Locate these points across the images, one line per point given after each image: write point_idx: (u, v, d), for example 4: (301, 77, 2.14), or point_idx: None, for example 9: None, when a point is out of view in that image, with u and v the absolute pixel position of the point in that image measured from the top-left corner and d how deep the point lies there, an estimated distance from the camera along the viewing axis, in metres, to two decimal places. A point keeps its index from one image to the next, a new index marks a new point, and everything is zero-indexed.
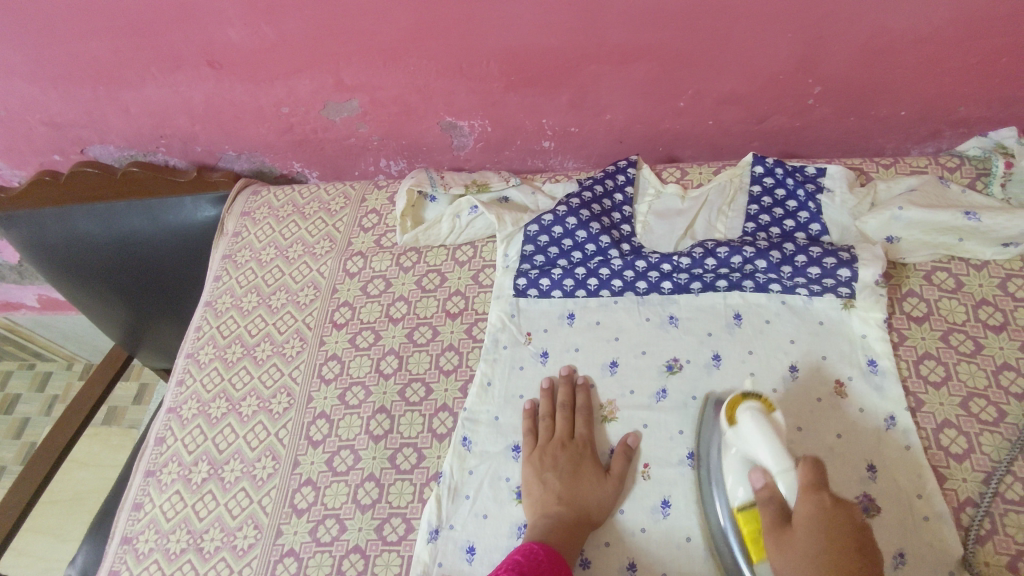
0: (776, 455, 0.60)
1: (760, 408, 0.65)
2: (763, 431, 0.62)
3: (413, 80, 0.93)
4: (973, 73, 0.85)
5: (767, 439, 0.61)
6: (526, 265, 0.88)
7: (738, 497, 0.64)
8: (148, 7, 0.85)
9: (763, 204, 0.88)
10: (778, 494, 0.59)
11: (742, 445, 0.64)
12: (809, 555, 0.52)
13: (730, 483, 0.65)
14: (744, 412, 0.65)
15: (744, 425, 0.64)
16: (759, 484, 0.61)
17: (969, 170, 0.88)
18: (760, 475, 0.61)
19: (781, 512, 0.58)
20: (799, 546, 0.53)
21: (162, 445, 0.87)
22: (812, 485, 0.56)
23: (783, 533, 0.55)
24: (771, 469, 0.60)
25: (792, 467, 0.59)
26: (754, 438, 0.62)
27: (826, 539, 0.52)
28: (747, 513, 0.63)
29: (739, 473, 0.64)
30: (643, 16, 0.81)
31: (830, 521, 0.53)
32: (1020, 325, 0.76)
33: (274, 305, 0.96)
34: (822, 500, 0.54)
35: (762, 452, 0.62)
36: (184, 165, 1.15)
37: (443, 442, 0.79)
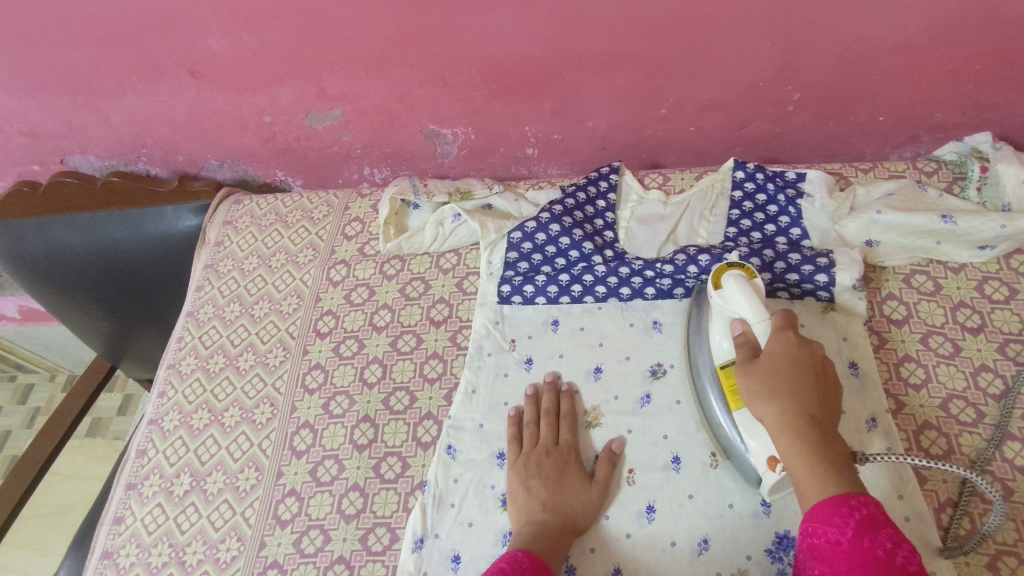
0: (753, 308, 0.66)
1: (743, 274, 0.69)
2: (746, 293, 0.67)
3: (396, 88, 0.93)
4: (948, 79, 0.86)
5: (746, 294, 0.67)
6: (510, 272, 0.88)
7: (721, 351, 0.69)
8: (127, 17, 0.85)
9: (744, 209, 0.89)
10: (753, 339, 0.65)
11: (727, 307, 0.69)
12: (773, 378, 0.60)
13: (715, 339, 0.70)
14: (728, 278, 0.69)
15: (727, 289, 0.69)
16: (738, 331, 0.67)
17: (946, 174, 0.90)
18: (738, 326, 0.67)
19: (751, 349, 0.65)
20: (766, 373, 0.60)
21: (143, 457, 0.86)
22: (783, 325, 0.63)
23: (753, 364, 0.63)
24: (748, 319, 0.66)
25: (768, 318, 0.65)
26: (736, 298, 0.68)
27: (788, 365, 0.60)
28: (727, 369, 0.69)
29: (721, 326, 0.70)
30: (624, 25, 0.82)
31: (792, 352, 0.61)
32: (998, 327, 0.77)
33: (257, 314, 0.95)
34: (788, 337, 0.62)
35: (743, 310, 0.67)
36: (166, 175, 1.14)
37: (428, 451, 0.79)
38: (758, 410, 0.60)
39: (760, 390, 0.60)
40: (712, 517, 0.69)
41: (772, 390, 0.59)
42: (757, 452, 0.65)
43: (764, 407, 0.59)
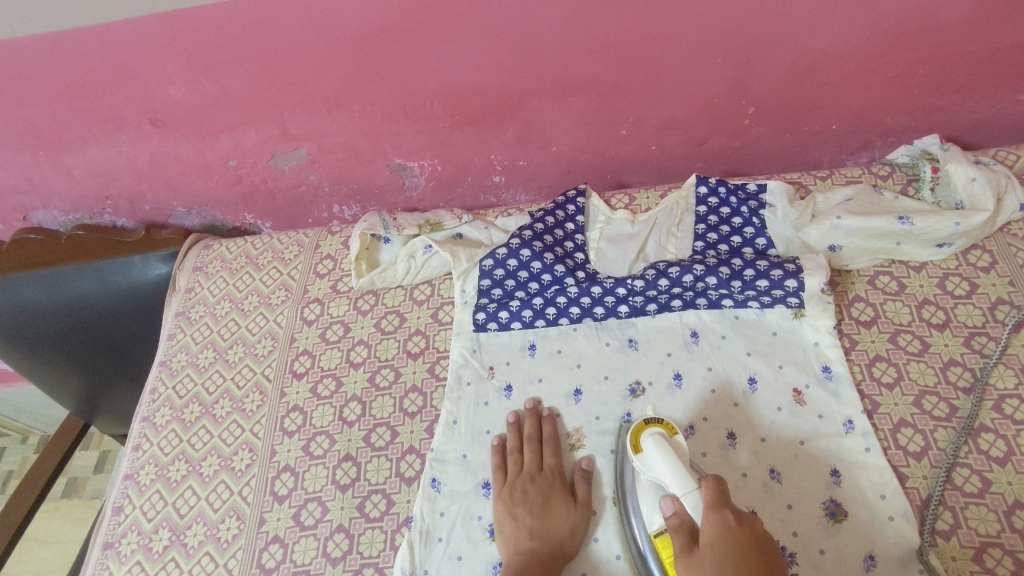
0: (681, 480, 0.60)
1: (663, 433, 0.66)
2: (665, 454, 0.63)
3: (360, 125, 0.94)
4: (894, 85, 0.89)
5: (670, 461, 0.62)
6: (484, 299, 0.88)
7: (654, 524, 0.64)
8: (84, 72, 0.85)
9: (709, 223, 0.91)
10: (688, 519, 0.57)
11: (652, 473, 0.64)
12: (718, 569, 0.51)
13: (646, 510, 0.66)
14: (649, 440, 0.65)
15: (649, 453, 0.64)
16: (670, 513, 0.59)
17: (900, 177, 0.93)
18: (669, 504, 0.59)
19: (691, 535, 0.55)
20: (709, 567, 0.51)
21: (119, 514, 0.84)
22: (717, 502, 0.56)
23: (692, 556, 0.53)
24: (676, 492, 0.60)
25: (696, 489, 0.60)
26: (661, 465, 0.62)
27: (732, 554, 0.52)
28: (662, 538, 0.63)
29: (651, 502, 0.65)
30: (579, 51, 0.84)
31: (729, 527, 0.54)
32: (962, 321, 0.79)
33: (231, 360, 0.94)
34: (726, 518, 0.54)
35: (666, 477, 0.62)
36: (132, 224, 1.13)
37: (412, 485, 0.78)
38: None
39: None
40: None
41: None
42: None
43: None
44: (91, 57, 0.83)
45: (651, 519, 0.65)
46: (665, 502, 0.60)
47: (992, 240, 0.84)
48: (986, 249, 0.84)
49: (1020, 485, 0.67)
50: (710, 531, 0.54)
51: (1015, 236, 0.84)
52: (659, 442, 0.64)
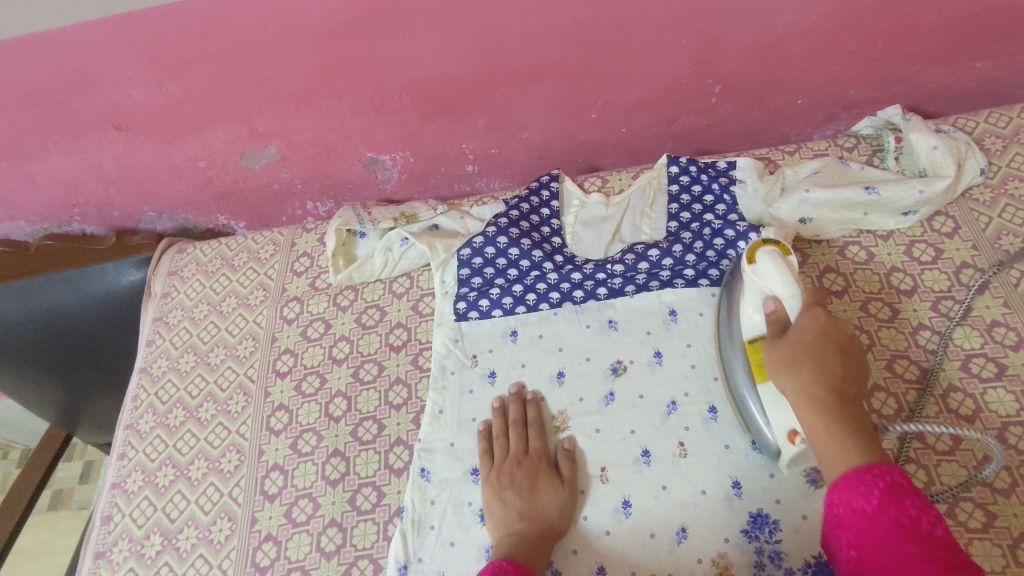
0: (787, 286, 0.65)
1: (779, 252, 0.67)
2: (781, 273, 0.66)
3: (329, 120, 0.93)
4: (855, 58, 0.91)
5: (784, 274, 0.65)
6: (464, 289, 0.89)
7: (751, 324, 0.69)
8: (42, 78, 0.83)
9: (682, 202, 0.92)
10: (783, 315, 0.65)
11: (762, 285, 0.67)
12: (800, 351, 0.63)
13: (744, 310, 0.69)
14: (762, 256, 0.67)
15: (762, 270, 0.67)
16: (769, 310, 0.66)
17: (865, 148, 0.95)
18: (771, 304, 0.66)
19: (782, 324, 0.65)
20: (793, 345, 0.63)
21: (109, 523, 0.83)
22: (812, 302, 0.65)
23: (782, 337, 0.64)
24: (781, 298, 0.65)
25: (801, 293, 0.65)
26: (774, 277, 0.66)
27: (813, 339, 0.63)
28: (754, 344, 0.68)
29: (753, 300, 0.68)
30: (543, 37, 0.84)
31: (822, 329, 0.63)
32: (929, 286, 0.81)
33: (213, 362, 0.94)
34: (818, 314, 0.64)
35: (777, 285, 0.66)
36: (103, 232, 1.11)
37: (401, 477, 0.79)
38: (783, 381, 0.63)
39: (791, 399, 0.62)
40: (687, 505, 0.71)
41: (798, 364, 0.62)
42: (775, 423, 0.66)
43: (791, 379, 0.62)
44: (48, 63, 0.81)
45: (750, 318, 0.69)
46: (769, 303, 0.66)
47: (955, 206, 0.87)
48: (950, 215, 0.86)
49: (988, 441, 0.70)
50: (803, 325, 0.64)
51: (976, 201, 0.87)
52: (776, 260, 0.66)
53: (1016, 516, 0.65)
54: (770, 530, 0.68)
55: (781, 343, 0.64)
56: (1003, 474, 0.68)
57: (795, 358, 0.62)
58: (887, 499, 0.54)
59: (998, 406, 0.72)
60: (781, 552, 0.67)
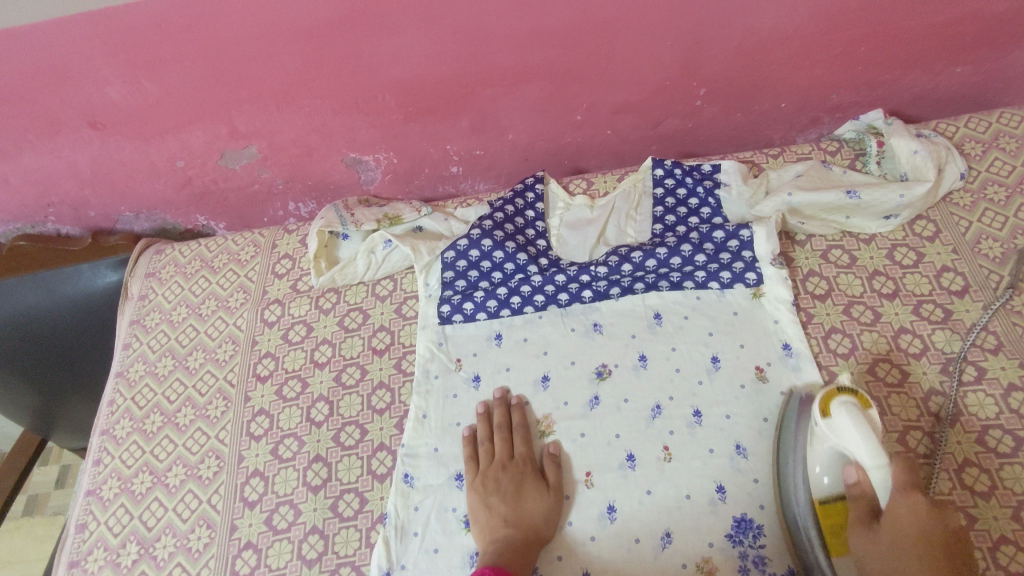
0: (872, 454, 0.59)
1: (856, 404, 0.62)
2: (862, 432, 0.60)
3: (311, 120, 0.92)
4: (838, 62, 0.91)
5: (866, 434, 0.59)
6: (448, 291, 0.88)
7: (821, 486, 0.64)
8: (13, 75, 0.81)
9: (667, 205, 0.91)
10: (869, 488, 0.61)
11: (838, 440, 0.61)
12: (898, 547, 0.58)
13: (816, 471, 0.64)
14: (841, 408, 0.61)
15: (840, 425, 0.61)
16: (853, 479, 0.62)
17: (848, 152, 0.95)
18: (853, 472, 0.62)
19: (868, 505, 0.61)
20: (886, 546, 0.58)
21: (84, 531, 0.81)
22: (903, 464, 0.60)
23: (869, 531, 0.60)
24: (865, 466, 0.59)
25: (889, 465, 0.59)
26: (852, 437, 0.60)
27: (914, 530, 0.58)
28: (829, 505, 0.64)
29: (826, 463, 0.63)
30: (529, 38, 0.84)
31: (921, 512, 0.58)
32: (910, 290, 0.82)
33: (191, 367, 0.92)
34: (918, 502, 0.58)
35: (858, 450, 0.60)
36: (79, 232, 1.09)
37: (384, 482, 0.78)
38: (858, 547, 0.60)
39: (885, 557, 0.58)
40: (671, 509, 0.71)
41: (891, 567, 0.58)
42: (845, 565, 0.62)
43: (877, 568, 0.59)
44: (19, 60, 0.79)
45: (819, 480, 0.64)
46: (851, 471, 0.62)
47: (936, 210, 0.87)
48: (931, 219, 0.87)
49: (967, 443, 0.71)
50: (896, 510, 0.58)
51: (956, 205, 0.87)
52: (854, 413, 0.61)
53: (994, 519, 0.66)
54: (753, 534, 0.68)
55: (872, 536, 0.60)
56: (982, 477, 0.68)
57: (888, 562, 0.58)
58: None
59: (977, 409, 0.73)
60: (764, 556, 0.67)
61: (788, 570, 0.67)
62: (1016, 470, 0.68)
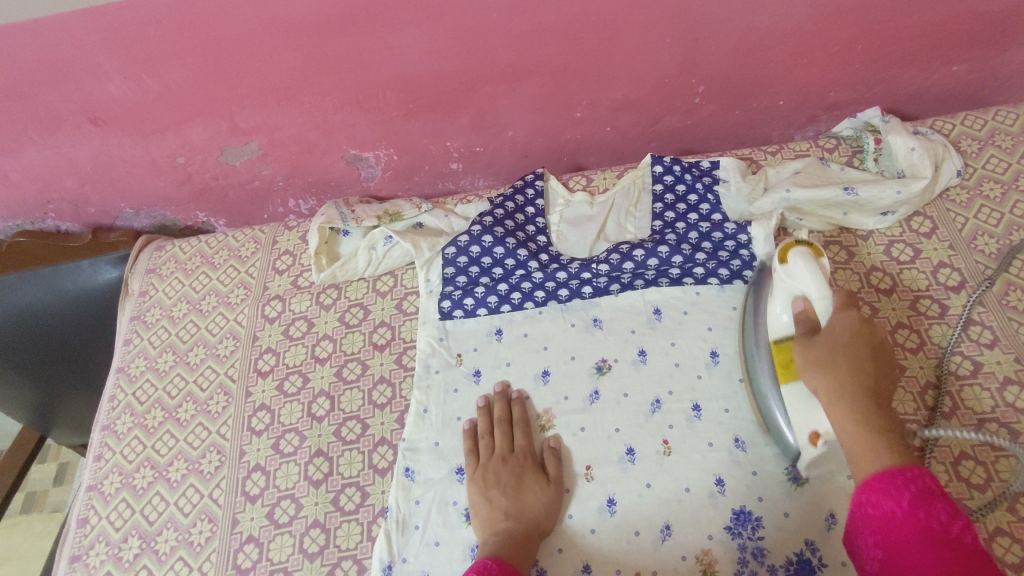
0: (818, 285, 0.64)
1: (811, 252, 0.66)
2: (814, 273, 0.64)
3: (312, 117, 0.92)
4: (835, 60, 0.92)
5: (816, 273, 0.64)
6: (449, 287, 0.88)
7: (779, 324, 0.68)
8: (14, 71, 0.81)
9: (666, 202, 0.92)
10: (813, 317, 0.64)
11: (796, 285, 0.66)
12: (836, 350, 0.61)
13: (774, 310, 0.69)
14: (797, 256, 0.66)
15: (796, 269, 0.66)
16: (800, 309, 0.66)
17: (845, 149, 0.96)
18: (800, 304, 0.66)
19: (811, 326, 0.64)
20: (826, 346, 0.61)
21: (85, 526, 0.81)
22: (846, 302, 0.63)
23: (812, 340, 0.63)
24: (810, 297, 0.64)
25: (832, 295, 0.64)
26: (807, 279, 0.65)
27: (849, 341, 0.61)
28: (784, 343, 0.68)
29: (783, 299, 0.68)
30: (529, 35, 0.84)
31: (857, 329, 0.62)
32: (907, 286, 0.83)
33: (192, 362, 0.92)
34: (854, 316, 0.62)
35: (808, 286, 0.65)
36: (77, 229, 1.08)
37: (385, 476, 0.78)
38: (811, 382, 0.62)
39: (823, 353, 0.61)
40: (670, 502, 0.71)
41: (830, 361, 0.60)
42: (797, 426, 0.67)
43: (814, 377, 0.61)
44: (21, 56, 0.79)
45: (779, 318, 0.68)
46: (799, 302, 0.66)
47: (933, 206, 0.88)
48: (927, 216, 0.88)
49: (964, 437, 0.71)
50: (838, 325, 0.62)
51: (953, 202, 0.88)
52: (808, 260, 0.65)
53: (990, 511, 0.67)
54: (752, 527, 0.69)
55: (813, 345, 0.62)
56: (978, 470, 0.69)
57: (828, 358, 0.61)
58: (916, 503, 0.51)
59: (974, 403, 0.73)
60: (763, 548, 0.68)
61: (787, 563, 0.67)
62: (1012, 462, 0.69)
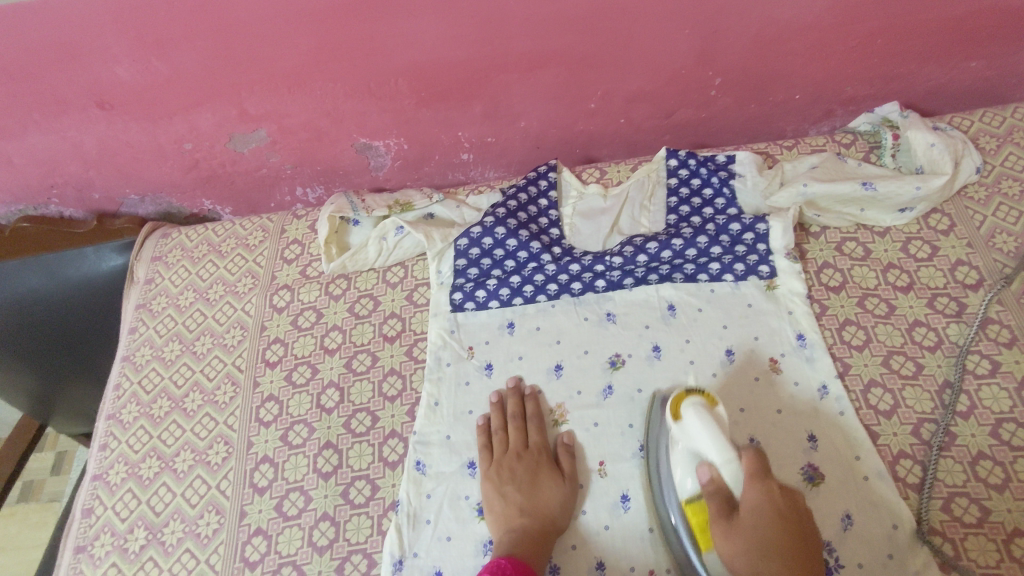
0: (721, 448, 0.63)
1: (704, 403, 0.67)
2: (708, 427, 0.64)
3: (322, 104, 0.91)
4: (855, 54, 0.91)
5: (715, 437, 0.64)
6: (461, 279, 0.87)
7: (684, 488, 0.66)
8: (21, 51, 0.79)
9: (681, 195, 0.91)
10: (723, 486, 0.63)
11: (689, 440, 0.66)
12: (760, 539, 0.57)
13: (678, 476, 0.67)
14: (688, 407, 0.67)
15: (688, 424, 0.66)
16: (705, 479, 0.64)
17: (863, 144, 0.95)
18: (706, 472, 0.64)
19: (728, 506, 0.61)
20: (745, 533, 0.58)
21: (90, 516, 0.80)
22: (755, 473, 0.61)
23: (731, 523, 0.60)
24: (717, 464, 0.63)
25: (737, 460, 0.63)
26: (704, 439, 0.64)
27: (769, 522, 0.58)
28: (695, 504, 0.65)
29: (686, 463, 0.66)
30: (546, 24, 0.83)
31: (777, 504, 0.59)
32: (925, 283, 0.82)
33: (199, 351, 0.91)
34: (766, 486, 0.60)
35: (710, 452, 0.64)
36: (81, 215, 1.07)
37: (396, 469, 0.77)
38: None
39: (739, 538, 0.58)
40: None
41: (762, 551, 0.56)
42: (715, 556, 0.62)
43: (757, 575, 0.56)
44: (27, 36, 0.77)
45: (683, 483, 0.66)
46: (704, 470, 0.64)
47: (951, 204, 0.87)
48: (946, 212, 0.87)
49: (981, 436, 0.71)
50: (750, 501, 0.59)
51: (971, 199, 0.87)
52: (700, 412, 0.66)
53: (1009, 511, 0.66)
54: None
55: (732, 529, 0.59)
56: (996, 470, 0.69)
57: (753, 544, 0.57)
58: None
59: (992, 402, 0.73)
60: None
61: None
62: None
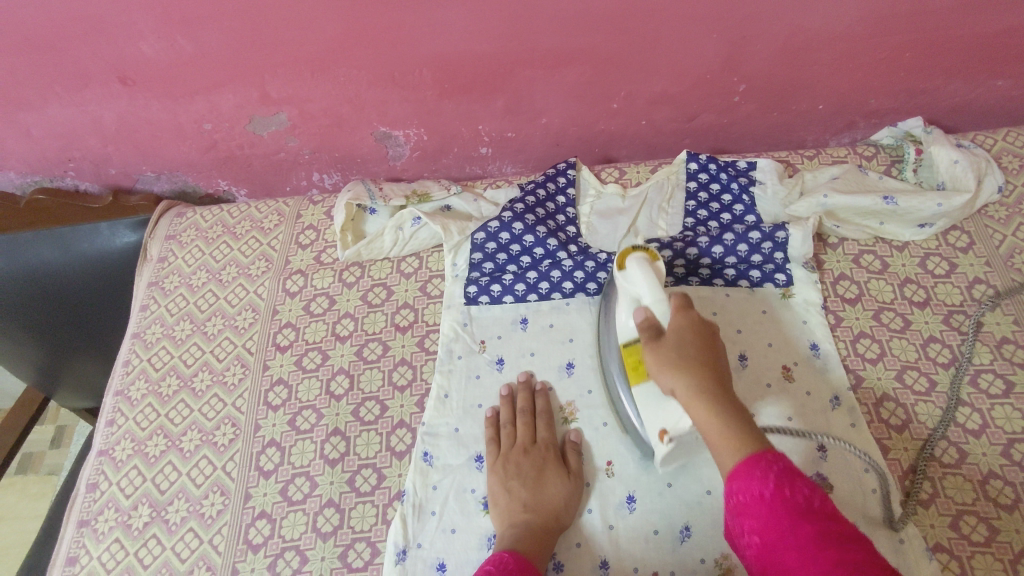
0: (653, 290, 0.65)
1: (647, 258, 0.68)
2: (649, 279, 0.66)
3: (344, 90, 0.90)
4: (881, 67, 0.90)
5: (650, 281, 0.65)
6: (476, 273, 0.87)
7: (626, 330, 0.69)
8: (48, 22, 0.79)
9: (700, 200, 0.91)
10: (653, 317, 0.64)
11: (630, 289, 0.68)
12: (679, 351, 0.59)
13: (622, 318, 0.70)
14: (633, 262, 0.67)
15: (632, 326, 0.69)
16: (640, 319, 0.65)
17: (884, 158, 0.95)
18: (640, 313, 0.65)
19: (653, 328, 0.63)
20: (671, 346, 0.60)
21: (94, 491, 0.80)
22: (683, 310, 0.63)
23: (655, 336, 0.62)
24: (646, 302, 0.65)
25: (667, 299, 0.64)
26: (639, 280, 0.66)
27: (691, 335, 0.60)
28: (632, 346, 0.69)
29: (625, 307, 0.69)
30: (574, 21, 0.82)
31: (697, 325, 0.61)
32: (941, 300, 0.82)
33: (210, 332, 0.91)
34: (691, 315, 0.62)
35: (644, 293, 0.66)
36: (98, 189, 1.07)
37: (403, 460, 0.77)
38: (665, 381, 0.59)
39: (664, 352, 0.60)
40: (692, 503, 0.70)
41: (681, 362, 0.58)
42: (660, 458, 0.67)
43: (671, 377, 0.59)
44: (54, 8, 0.77)
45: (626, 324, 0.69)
46: (638, 312, 0.65)
47: (971, 221, 0.87)
48: (965, 230, 0.86)
49: (992, 456, 0.70)
50: (675, 325, 0.62)
51: (991, 218, 0.87)
52: (642, 265, 0.67)
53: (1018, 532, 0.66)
54: None
55: (657, 344, 0.61)
56: (1006, 490, 0.68)
57: (668, 356, 0.59)
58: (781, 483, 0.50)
59: (1004, 422, 0.72)
60: None
61: None
62: None
